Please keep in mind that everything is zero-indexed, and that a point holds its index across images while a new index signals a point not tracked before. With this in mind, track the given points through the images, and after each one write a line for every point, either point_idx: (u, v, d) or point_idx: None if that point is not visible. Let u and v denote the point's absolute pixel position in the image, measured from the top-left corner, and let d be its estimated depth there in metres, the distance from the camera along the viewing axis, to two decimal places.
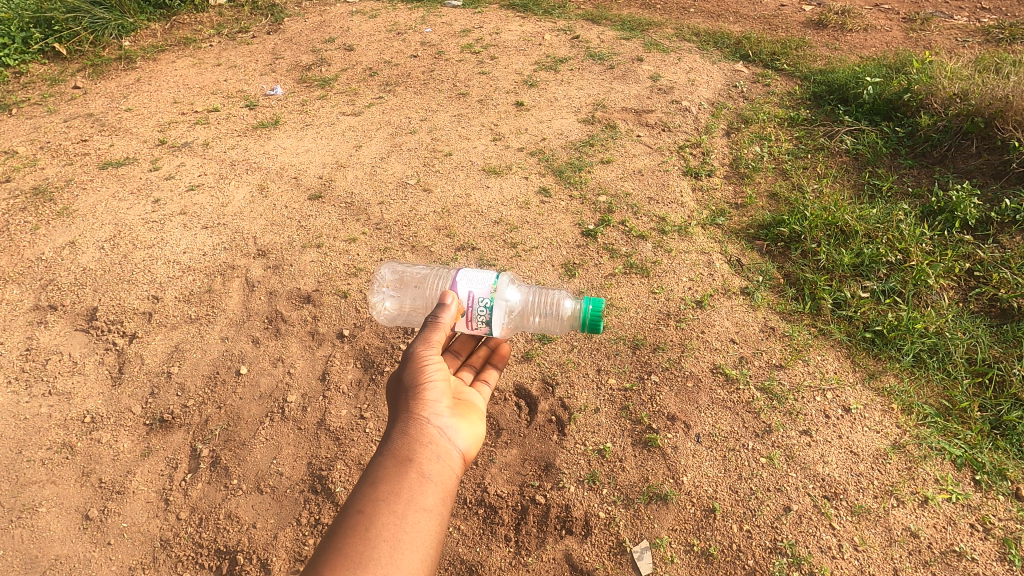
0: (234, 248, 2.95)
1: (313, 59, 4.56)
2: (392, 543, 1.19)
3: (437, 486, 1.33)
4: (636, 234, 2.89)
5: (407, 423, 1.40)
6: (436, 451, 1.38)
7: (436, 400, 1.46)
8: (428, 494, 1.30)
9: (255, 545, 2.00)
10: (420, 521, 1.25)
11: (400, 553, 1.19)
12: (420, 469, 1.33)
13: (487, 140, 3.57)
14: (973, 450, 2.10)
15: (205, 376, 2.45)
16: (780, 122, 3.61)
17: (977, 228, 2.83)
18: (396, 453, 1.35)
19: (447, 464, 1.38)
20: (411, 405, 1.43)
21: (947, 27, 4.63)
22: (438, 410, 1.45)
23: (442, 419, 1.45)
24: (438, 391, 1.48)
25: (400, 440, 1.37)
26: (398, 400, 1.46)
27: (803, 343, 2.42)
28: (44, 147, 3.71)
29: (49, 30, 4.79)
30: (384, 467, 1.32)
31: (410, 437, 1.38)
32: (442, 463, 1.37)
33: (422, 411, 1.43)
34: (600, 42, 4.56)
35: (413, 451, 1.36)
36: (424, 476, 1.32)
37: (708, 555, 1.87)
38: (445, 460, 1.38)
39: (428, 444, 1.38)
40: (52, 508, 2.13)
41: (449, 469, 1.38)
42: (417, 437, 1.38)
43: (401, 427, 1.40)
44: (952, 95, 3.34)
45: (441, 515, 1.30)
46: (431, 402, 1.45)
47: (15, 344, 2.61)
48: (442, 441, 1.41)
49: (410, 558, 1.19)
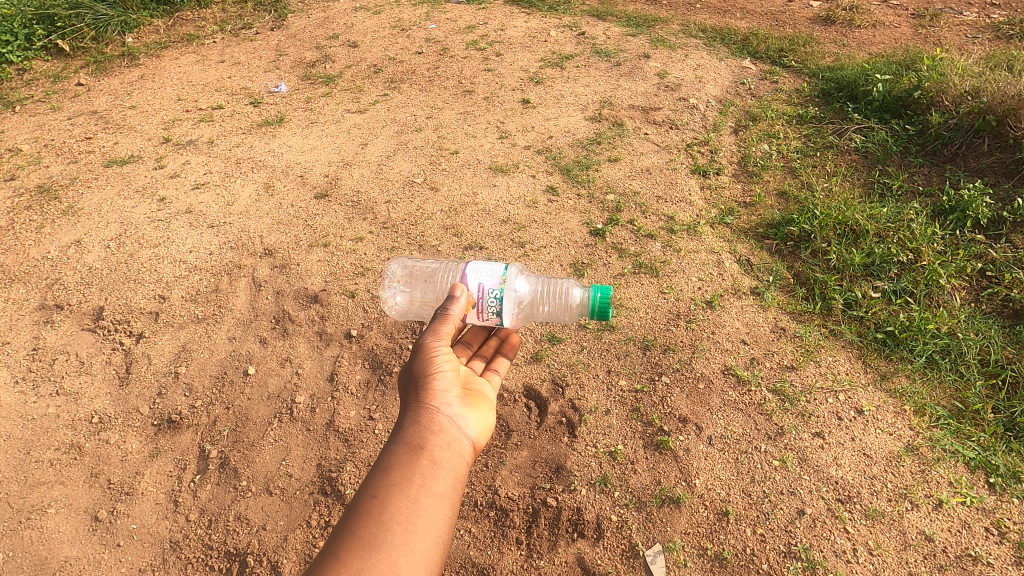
0: (240, 248, 2.93)
1: (317, 56, 4.53)
2: (405, 527, 1.18)
3: (448, 472, 1.31)
4: (644, 234, 2.87)
5: (418, 411, 1.39)
6: (446, 439, 1.36)
7: (446, 389, 1.44)
8: (440, 480, 1.28)
9: (265, 547, 1.99)
10: (432, 506, 1.23)
11: (413, 537, 1.17)
12: (432, 456, 1.31)
13: (494, 138, 3.55)
14: (986, 452, 2.08)
15: (213, 377, 2.45)
16: (789, 120, 3.58)
17: (989, 227, 2.81)
18: (407, 441, 1.33)
19: (458, 452, 1.36)
20: (421, 394, 1.42)
21: (956, 23, 4.60)
22: (448, 399, 1.43)
23: (451, 408, 1.42)
24: (448, 380, 1.46)
25: (412, 428, 1.36)
26: (408, 390, 1.44)
27: (814, 343, 2.41)
28: (48, 145, 3.70)
29: (51, 27, 4.76)
30: (396, 455, 1.31)
31: (421, 425, 1.36)
32: (453, 451, 1.35)
33: (432, 400, 1.41)
34: (606, 39, 4.53)
35: (424, 438, 1.34)
36: (435, 463, 1.30)
37: (721, 559, 1.86)
38: (456, 447, 1.36)
39: (439, 432, 1.36)
40: (61, 509, 2.12)
41: (459, 456, 1.36)
42: (428, 425, 1.36)
43: (412, 415, 1.38)
44: (964, 92, 3.32)
45: (452, 501, 1.28)
46: (441, 391, 1.43)
47: (22, 344, 2.60)
48: (452, 429, 1.39)
49: (422, 541, 1.18)
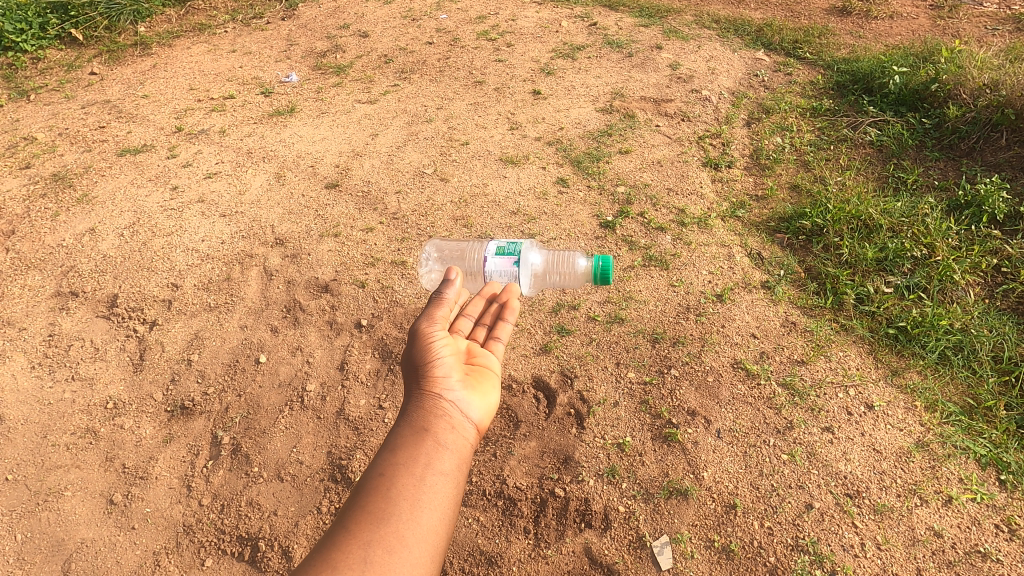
0: (251, 237, 2.95)
1: (327, 46, 4.53)
2: (412, 502, 1.19)
3: (453, 452, 1.31)
4: (655, 226, 2.86)
5: (424, 393, 1.39)
6: (451, 420, 1.36)
7: (450, 371, 1.44)
8: (445, 459, 1.29)
9: (276, 532, 2.02)
10: (438, 484, 1.24)
11: (420, 512, 1.19)
12: (437, 437, 1.31)
13: (504, 129, 3.53)
14: (998, 450, 2.07)
15: (225, 365, 2.47)
16: (802, 112, 3.54)
17: (1006, 223, 2.78)
18: (413, 421, 1.34)
19: (462, 434, 1.36)
20: (426, 377, 1.41)
21: (976, 14, 4.53)
22: (451, 381, 1.43)
23: (456, 390, 1.42)
24: (452, 363, 1.46)
25: (418, 409, 1.36)
26: (414, 373, 1.44)
27: (825, 338, 2.40)
28: (63, 134, 3.72)
29: (65, 16, 4.79)
30: (402, 435, 1.31)
31: (427, 407, 1.36)
32: (457, 432, 1.35)
33: (436, 383, 1.41)
34: (618, 30, 4.50)
35: (430, 420, 1.34)
36: (440, 443, 1.30)
37: (728, 551, 1.87)
38: (461, 429, 1.36)
39: (444, 414, 1.36)
40: (77, 492, 2.16)
41: (465, 438, 1.36)
42: (433, 407, 1.36)
43: (418, 396, 1.38)
44: (982, 85, 3.28)
45: (457, 480, 1.28)
46: (444, 374, 1.43)
47: (38, 330, 2.64)
48: (455, 410, 1.38)
49: (428, 517, 1.19)
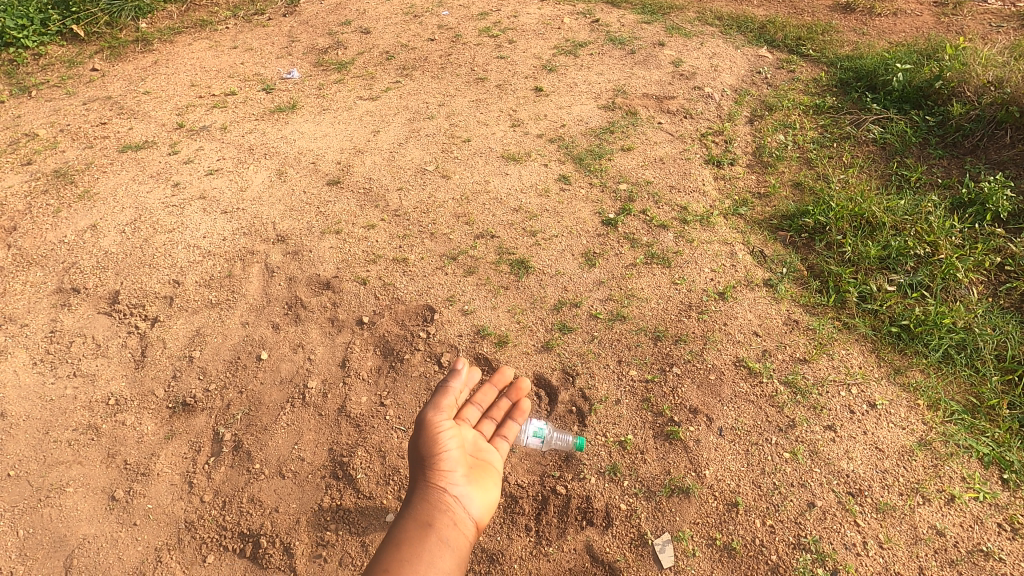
0: (253, 234, 2.95)
1: (329, 42, 4.52)
2: None
3: (454, 550, 1.37)
4: (657, 224, 2.85)
5: (427, 489, 1.46)
6: (453, 518, 1.43)
7: (453, 470, 1.51)
8: (447, 556, 1.34)
9: (278, 529, 2.02)
10: None
11: None
12: (439, 534, 1.37)
13: (506, 126, 3.52)
14: (1001, 449, 2.07)
15: (226, 361, 2.47)
16: (805, 110, 3.53)
17: (1009, 221, 2.77)
18: (416, 517, 1.40)
19: (462, 532, 1.42)
20: (430, 473, 1.48)
21: (980, 11, 4.51)
22: (454, 479, 1.50)
23: (458, 488, 1.49)
24: (454, 460, 1.53)
25: (421, 506, 1.43)
26: (418, 468, 1.51)
27: (827, 337, 2.39)
28: (64, 130, 3.72)
29: (66, 11, 4.78)
30: (406, 529, 1.37)
31: (430, 503, 1.43)
32: (458, 530, 1.42)
33: (440, 480, 1.48)
34: (620, 27, 4.49)
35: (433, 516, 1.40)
36: (442, 540, 1.37)
37: (730, 549, 1.87)
38: (462, 527, 1.43)
39: (446, 513, 1.43)
40: (79, 488, 2.16)
41: (465, 536, 1.42)
42: (436, 504, 1.43)
43: (421, 492, 1.45)
44: (986, 82, 3.26)
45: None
46: (448, 472, 1.50)
47: (39, 327, 2.64)
48: (457, 509, 1.45)
49: None
